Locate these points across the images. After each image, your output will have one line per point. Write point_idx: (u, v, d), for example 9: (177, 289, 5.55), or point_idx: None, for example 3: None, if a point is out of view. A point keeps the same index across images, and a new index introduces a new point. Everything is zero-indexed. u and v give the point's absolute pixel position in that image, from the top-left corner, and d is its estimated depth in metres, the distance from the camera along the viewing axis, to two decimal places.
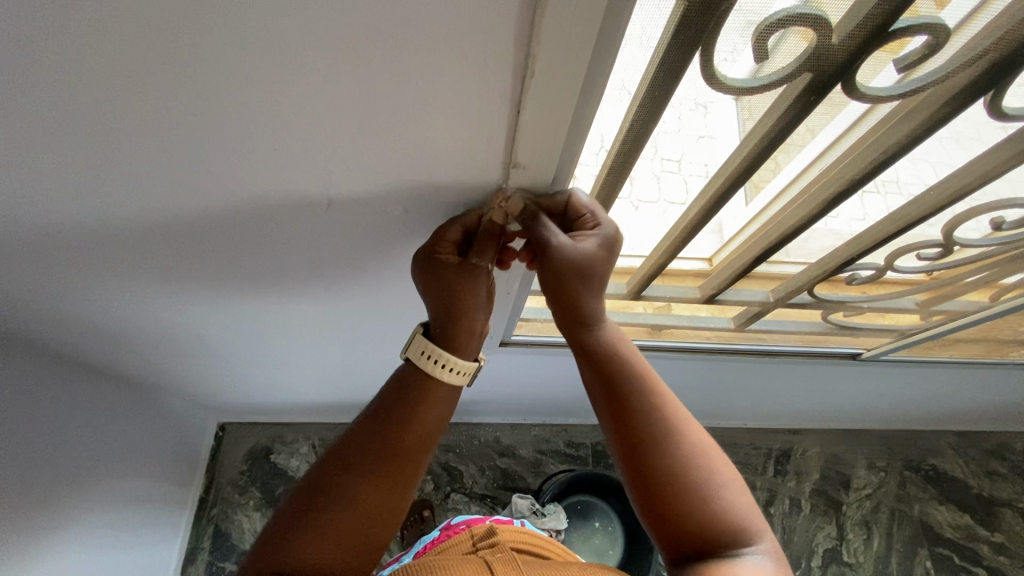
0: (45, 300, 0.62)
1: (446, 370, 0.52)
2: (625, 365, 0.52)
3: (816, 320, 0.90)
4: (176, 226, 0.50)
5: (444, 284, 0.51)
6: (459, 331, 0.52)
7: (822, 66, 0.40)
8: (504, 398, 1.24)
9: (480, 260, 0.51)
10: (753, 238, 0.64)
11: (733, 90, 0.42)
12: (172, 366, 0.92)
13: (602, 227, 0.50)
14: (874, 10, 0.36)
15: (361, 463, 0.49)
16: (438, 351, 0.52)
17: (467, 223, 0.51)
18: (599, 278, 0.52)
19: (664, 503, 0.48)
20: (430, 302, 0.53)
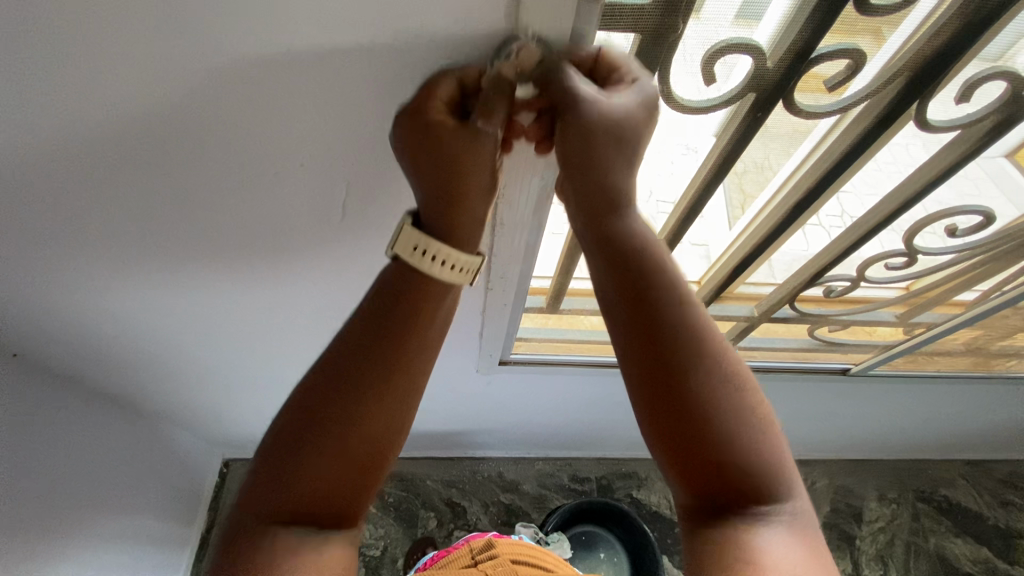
0: (67, 299, 0.67)
1: (443, 266, 0.51)
2: (654, 282, 0.50)
3: (804, 337, 0.94)
4: (197, 215, 0.56)
5: (440, 152, 0.46)
6: (461, 220, 0.50)
7: (762, 85, 0.46)
8: (507, 426, 1.25)
9: (488, 123, 0.45)
10: (734, 254, 0.70)
11: (690, 109, 0.48)
12: (181, 388, 0.96)
13: (639, 81, 0.44)
14: (796, 37, 0.43)
15: (360, 381, 0.49)
16: (433, 245, 0.50)
17: (466, 77, 0.44)
18: (633, 148, 0.47)
19: (691, 440, 0.47)
20: (423, 183, 0.49)
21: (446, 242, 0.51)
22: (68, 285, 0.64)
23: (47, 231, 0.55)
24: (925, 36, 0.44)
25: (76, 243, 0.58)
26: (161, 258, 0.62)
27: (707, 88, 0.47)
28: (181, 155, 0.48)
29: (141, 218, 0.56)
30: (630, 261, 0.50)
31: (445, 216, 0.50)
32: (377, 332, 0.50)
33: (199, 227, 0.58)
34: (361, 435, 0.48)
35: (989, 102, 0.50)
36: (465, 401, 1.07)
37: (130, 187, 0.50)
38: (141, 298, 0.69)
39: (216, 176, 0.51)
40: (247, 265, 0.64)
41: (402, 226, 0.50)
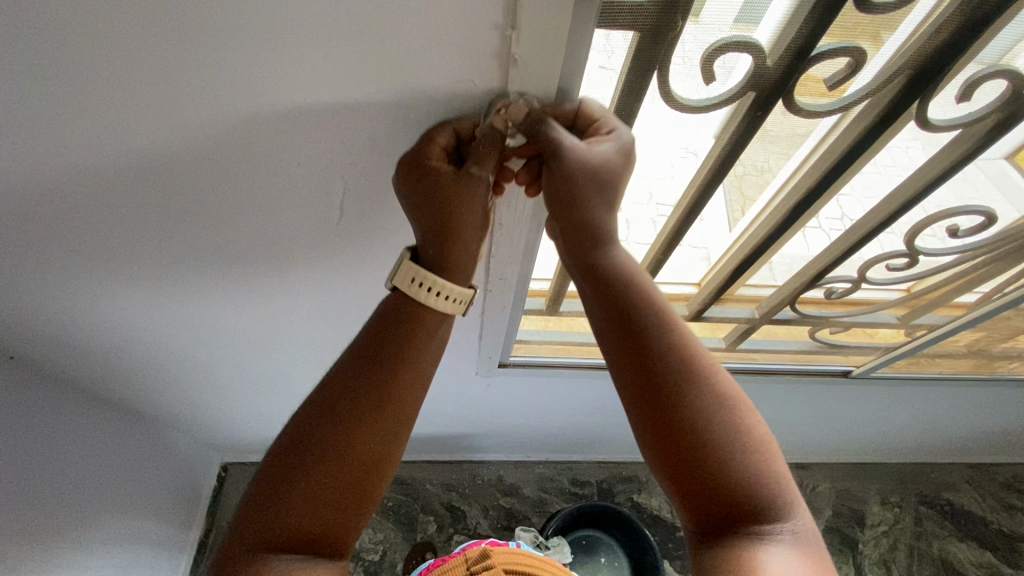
0: (61, 305, 0.66)
1: (438, 297, 0.52)
2: (644, 312, 0.51)
3: (805, 339, 0.94)
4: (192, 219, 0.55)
5: (433, 196, 0.49)
6: (454, 255, 0.52)
7: (761, 83, 0.46)
8: (507, 429, 1.25)
9: (481, 169, 0.48)
10: (735, 255, 0.70)
11: (689, 108, 0.48)
12: (179, 391, 0.95)
13: (617, 132, 0.47)
14: (796, 35, 0.43)
15: (351, 407, 0.48)
16: (427, 276, 0.51)
17: (461, 128, 0.46)
18: (614, 188, 0.49)
19: (690, 465, 0.47)
20: (421, 222, 0.50)
21: (439, 273, 0.52)
22: (61, 290, 0.63)
23: (37, 237, 0.54)
24: (927, 32, 0.43)
25: (72, 242, 0.57)
26: (155, 264, 0.61)
27: (706, 86, 0.46)
28: (170, 161, 0.47)
29: (133, 224, 0.54)
30: (619, 291, 0.51)
31: (439, 250, 0.52)
32: (372, 361, 0.50)
33: (192, 232, 0.57)
34: (352, 468, 0.47)
35: (990, 101, 0.50)
36: (465, 403, 1.06)
37: (126, 188, 0.49)
38: (138, 299, 0.68)
39: (211, 183, 0.50)
40: (244, 268, 0.63)
41: (401, 261, 0.51)
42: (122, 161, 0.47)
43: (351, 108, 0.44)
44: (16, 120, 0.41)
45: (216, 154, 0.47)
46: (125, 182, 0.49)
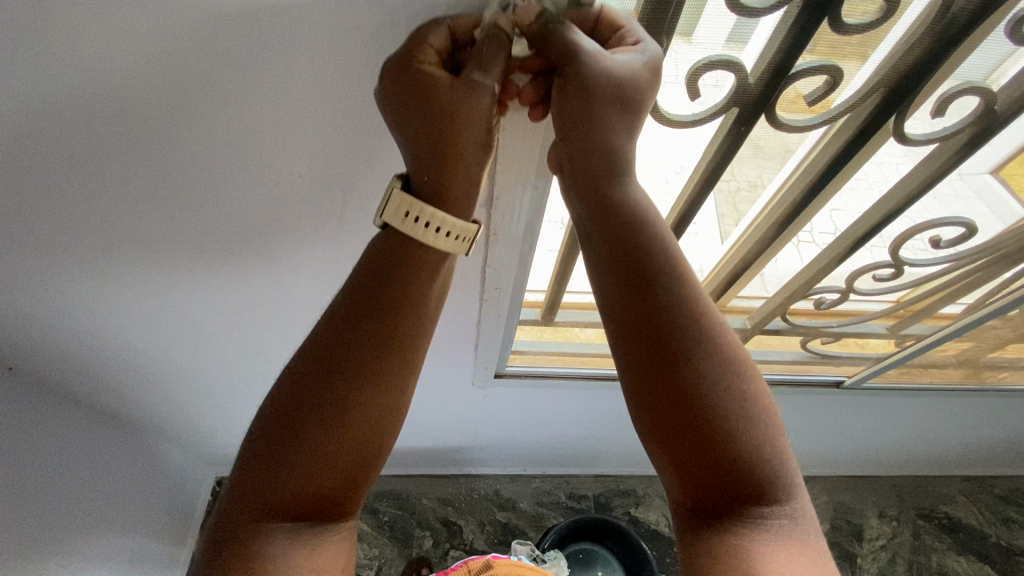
0: (62, 308, 0.67)
1: (437, 234, 0.49)
2: (655, 261, 0.49)
3: (797, 349, 0.95)
4: (195, 222, 0.56)
5: (431, 109, 0.45)
6: (453, 179, 0.48)
7: (744, 99, 0.48)
8: (503, 442, 1.25)
9: (484, 75, 0.45)
10: (725, 267, 0.72)
11: (675, 122, 0.50)
12: (175, 401, 0.95)
13: (642, 44, 0.44)
14: (775, 54, 0.45)
15: (345, 363, 0.48)
16: (425, 210, 0.48)
17: (457, 28, 0.42)
18: (637, 107, 0.46)
19: (694, 421, 0.46)
20: (413, 141, 0.46)
21: (438, 206, 0.49)
22: (63, 292, 0.64)
23: (43, 234, 0.55)
24: (899, 52, 0.46)
25: (74, 250, 0.58)
26: (157, 266, 0.62)
27: (691, 103, 0.48)
28: (177, 159, 0.49)
29: (137, 223, 0.56)
30: (630, 231, 0.49)
31: (434, 178, 0.48)
32: (365, 314, 0.48)
33: (195, 234, 0.58)
34: (347, 428, 0.47)
35: (964, 117, 0.52)
36: (461, 415, 1.07)
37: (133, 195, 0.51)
38: (136, 307, 0.69)
39: (216, 183, 0.52)
40: (245, 273, 0.64)
41: (394, 186, 0.48)
42: (130, 158, 0.48)
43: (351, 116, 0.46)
44: (28, 115, 0.43)
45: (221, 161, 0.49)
46: (131, 180, 0.50)
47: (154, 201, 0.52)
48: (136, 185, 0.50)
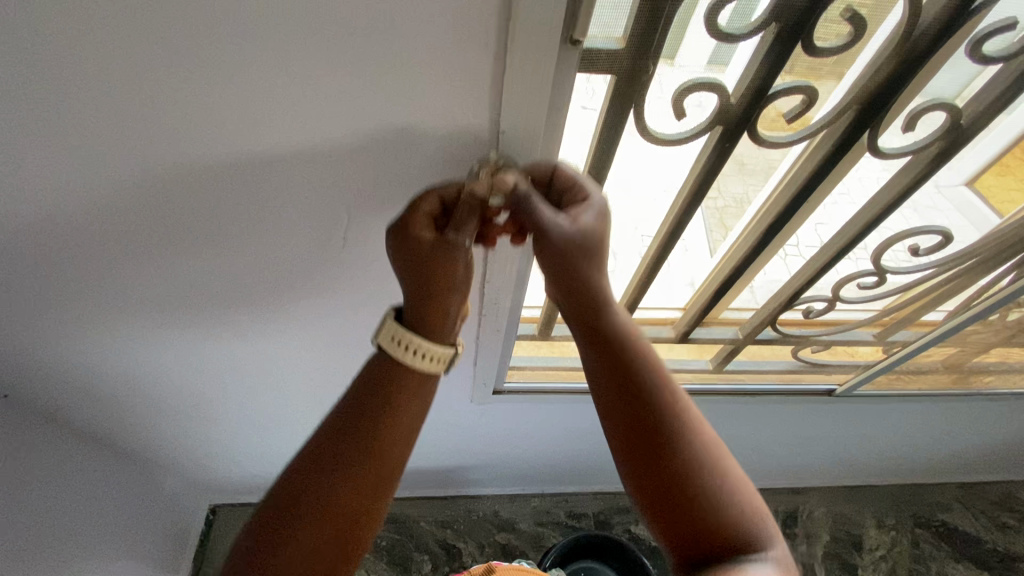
0: (53, 339, 0.66)
1: (413, 355, 0.53)
2: (634, 368, 0.53)
3: (789, 359, 0.97)
4: (193, 251, 0.57)
5: (419, 263, 0.51)
6: (438, 315, 0.53)
7: (727, 118, 0.51)
8: (500, 461, 1.24)
9: (459, 233, 0.50)
10: (714, 279, 0.74)
11: (662, 141, 0.52)
12: (170, 429, 0.94)
13: (592, 197, 0.50)
14: (755, 76, 0.47)
15: (356, 440, 0.51)
16: (408, 337, 0.52)
17: (444, 193, 0.51)
18: (598, 254, 0.51)
19: (678, 502, 0.49)
20: (407, 282, 0.53)
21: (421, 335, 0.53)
22: (60, 321, 0.64)
23: (37, 265, 0.55)
24: (869, 72, 0.49)
25: (72, 279, 0.58)
26: (155, 292, 0.62)
27: (677, 122, 0.50)
28: (179, 187, 0.49)
29: (132, 252, 0.55)
30: (609, 345, 0.53)
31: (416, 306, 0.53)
32: (374, 395, 0.52)
33: (193, 262, 0.58)
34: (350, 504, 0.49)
35: (933, 131, 0.55)
36: (460, 434, 1.07)
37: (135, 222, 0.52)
38: (133, 335, 0.69)
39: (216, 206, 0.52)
40: (243, 297, 0.65)
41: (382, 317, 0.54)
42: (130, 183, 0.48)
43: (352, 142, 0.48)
44: (32, 148, 0.44)
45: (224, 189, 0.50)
46: (129, 208, 0.50)
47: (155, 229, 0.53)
48: (138, 214, 0.51)
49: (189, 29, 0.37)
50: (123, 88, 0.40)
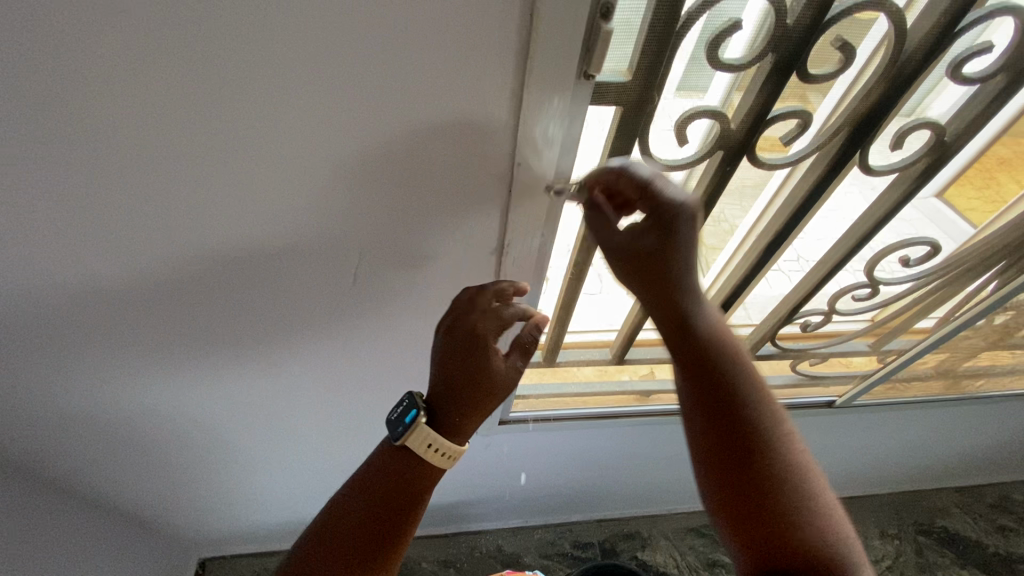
0: (48, 388, 0.63)
1: (433, 452, 0.58)
2: (734, 371, 0.58)
3: (788, 373, 0.98)
4: (199, 290, 0.55)
5: (462, 363, 0.57)
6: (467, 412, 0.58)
7: (727, 144, 0.52)
8: (504, 494, 1.21)
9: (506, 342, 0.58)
10: (711, 302, 0.77)
11: (666, 168, 0.53)
12: (159, 483, 0.89)
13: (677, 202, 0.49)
14: (753, 103, 0.49)
15: (365, 535, 0.57)
16: (436, 441, 0.58)
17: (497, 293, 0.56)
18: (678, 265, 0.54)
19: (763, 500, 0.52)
20: (442, 378, 0.57)
21: (443, 434, 0.58)
22: (48, 371, 0.61)
23: (37, 306, 0.53)
24: (858, 94, 0.51)
25: (65, 324, 0.56)
26: (155, 335, 0.60)
27: (680, 149, 0.52)
28: (186, 223, 0.48)
29: (136, 292, 0.54)
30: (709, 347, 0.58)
31: (445, 402, 0.58)
32: (381, 493, 0.58)
33: (198, 301, 0.56)
34: None
35: (918, 148, 0.58)
36: (463, 467, 1.04)
37: (136, 259, 0.50)
38: (126, 383, 0.66)
39: (218, 248, 0.51)
40: (244, 337, 0.63)
41: (416, 428, 0.57)
42: (132, 224, 0.47)
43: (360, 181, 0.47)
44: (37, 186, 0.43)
45: (230, 226, 0.49)
46: (136, 246, 0.49)
47: (157, 266, 0.52)
48: (140, 252, 0.50)
49: (209, 64, 0.37)
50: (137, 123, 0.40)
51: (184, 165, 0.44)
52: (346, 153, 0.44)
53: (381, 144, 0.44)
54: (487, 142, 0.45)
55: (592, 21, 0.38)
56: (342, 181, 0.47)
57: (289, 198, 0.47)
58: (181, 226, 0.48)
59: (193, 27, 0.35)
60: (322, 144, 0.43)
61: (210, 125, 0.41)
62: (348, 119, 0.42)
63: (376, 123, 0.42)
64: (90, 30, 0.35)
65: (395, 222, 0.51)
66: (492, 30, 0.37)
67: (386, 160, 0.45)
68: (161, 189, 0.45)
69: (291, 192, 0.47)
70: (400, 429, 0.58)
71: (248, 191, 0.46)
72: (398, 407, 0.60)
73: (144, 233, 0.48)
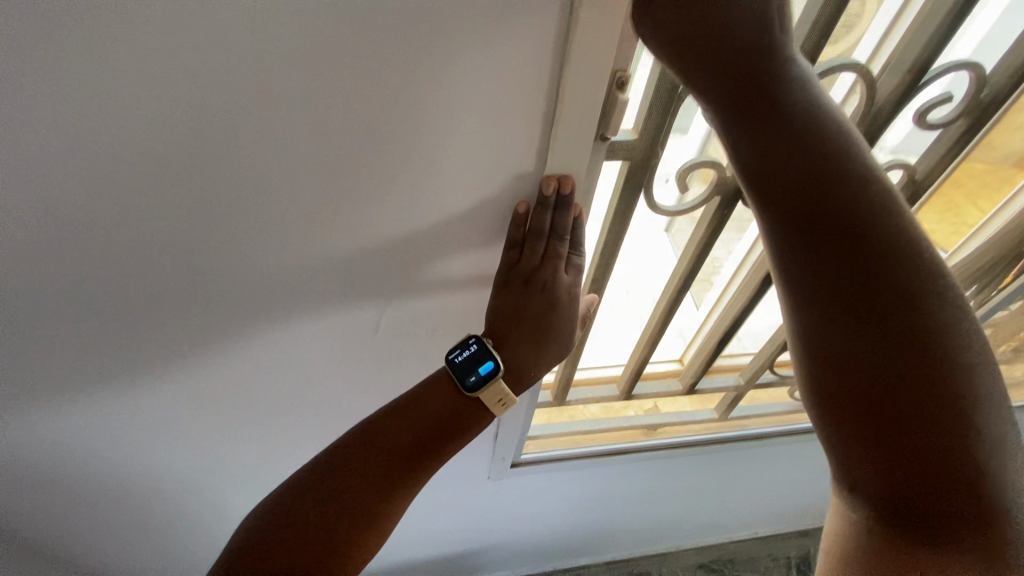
0: (60, 454, 0.62)
1: (495, 401, 0.54)
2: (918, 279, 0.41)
3: (785, 399, 1.03)
4: (222, 350, 0.55)
5: (522, 296, 0.51)
6: (525, 353, 0.53)
7: (724, 190, 0.57)
8: (512, 540, 1.19)
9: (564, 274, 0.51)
10: (710, 334, 0.82)
11: (668, 213, 0.57)
12: (154, 557, 0.84)
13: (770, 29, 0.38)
14: None
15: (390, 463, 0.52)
16: (506, 393, 0.53)
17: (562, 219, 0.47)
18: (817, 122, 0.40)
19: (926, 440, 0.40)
20: (504, 307, 0.52)
21: (506, 378, 0.54)
22: (58, 438, 0.60)
23: (59, 372, 0.53)
24: None
25: (82, 390, 0.55)
26: (171, 398, 0.59)
27: (680, 195, 0.57)
28: (214, 285, 0.49)
29: (161, 354, 0.54)
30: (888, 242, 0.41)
31: (510, 350, 0.53)
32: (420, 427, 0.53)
33: (222, 363, 0.57)
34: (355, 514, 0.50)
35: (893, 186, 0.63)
36: (473, 512, 1.03)
37: (162, 319, 0.51)
38: (136, 449, 0.64)
39: (241, 308, 0.52)
40: (260, 398, 0.62)
41: (494, 381, 0.52)
42: (162, 287, 0.48)
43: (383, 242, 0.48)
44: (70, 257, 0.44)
45: (254, 286, 0.50)
46: (165, 308, 0.50)
47: (182, 326, 0.52)
48: (167, 313, 0.51)
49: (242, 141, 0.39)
50: (174, 197, 0.41)
51: (215, 232, 0.45)
52: (370, 217, 0.45)
53: (403, 206, 0.45)
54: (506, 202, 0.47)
55: (608, 92, 0.39)
56: (363, 243, 0.47)
57: (313, 260, 0.48)
58: (209, 288, 0.49)
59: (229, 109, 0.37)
60: (346, 209, 0.44)
61: (241, 196, 0.42)
62: (373, 185, 0.43)
63: (400, 188, 0.43)
64: (129, 114, 0.36)
65: (416, 279, 0.52)
66: (513, 103, 0.39)
67: (407, 222, 0.46)
68: (193, 255, 0.46)
69: (314, 254, 0.48)
70: (472, 380, 0.52)
71: (274, 254, 0.47)
72: (463, 353, 0.53)
73: (174, 295, 0.49)
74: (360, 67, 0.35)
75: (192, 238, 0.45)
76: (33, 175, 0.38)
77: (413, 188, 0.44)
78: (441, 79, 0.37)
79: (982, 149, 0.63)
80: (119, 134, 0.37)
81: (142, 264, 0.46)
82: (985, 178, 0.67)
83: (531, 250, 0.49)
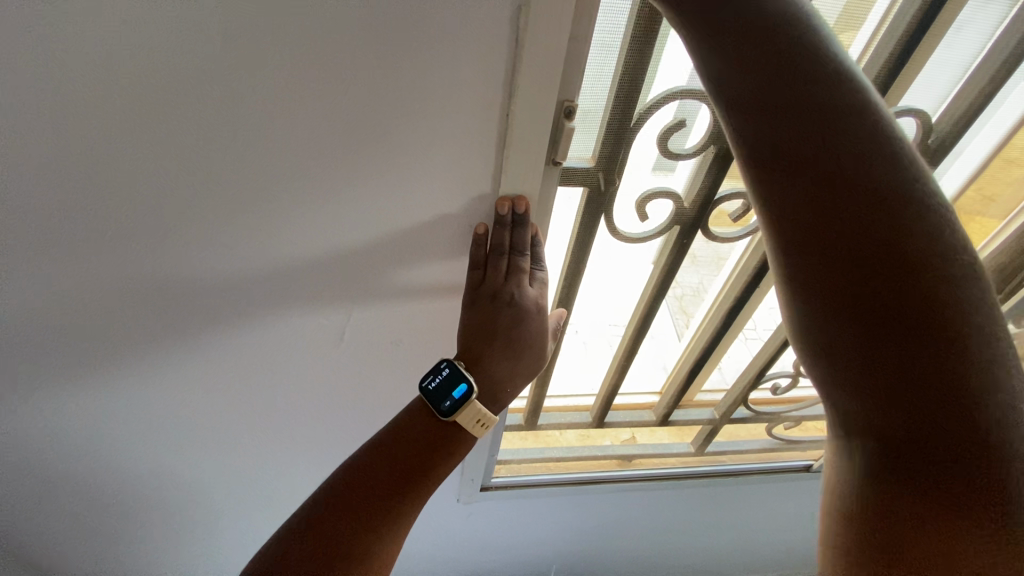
0: (31, 443, 0.63)
1: (475, 423, 0.53)
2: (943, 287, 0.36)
3: (764, 437, 1.02)
4: (193, 351, 0.57)
5: (491, 316, 0.52)
6: (500, 373, 0.54)
7: (683, 220, 0.59)
8: (487, 572, 1.16)
9: (528, 292, 0.52)
10: (684, 365, 0.82)
11: (631, 240, 0.60)
12: (117, 561, 0.84)
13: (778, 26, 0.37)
14: (703, 186, 0.56)
15: (382, 494, 0.51)
16: (486, 414, 0.53)
17: (522, 236, 0.49)
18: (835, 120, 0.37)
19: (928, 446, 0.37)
20: (472, 328, 0.53)
21: (481, 402, 0.54)
22: (29, 429, 0.61)
23: (35, 364, 0.55)
24: None
25: (52, 381, 0.57)
26: (140, 397, 0.60)
27: (642, 224, 0.59)
28: (186, 288, 0.51)
29: (133, 354, 0.56)
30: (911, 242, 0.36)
31: (483, 369, 0.53)
32: (407, 452, 0.53)
33: (193, 364, 0.58)
34: (352, 550, 0.48)
35: None
36: (445, 536, 1.01)
37: (134, 319, 0.53)
38: (106, 446, 0.65)
39: (211, 312, 0.53)
40: (231, 403, 0.64)
41: (469, 403, 0.52)
42: (134, 287, 0.50)
43: (349, 251, 0.50)
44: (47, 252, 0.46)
45: (224, 290, 0.52)
46: (137, 307, 0.52)
47: (154, 327, 0.54)
48: (140, 313, 0.52)
49: (215, 150, 0.42)
50: (148, 198, 0.44)
51: (188, 235, 0.47)
52: (337, 228, 0.48)
53: (368, 219, 0.47)
54: (466, 219, 0.49)
55: (557, 119, 0.43)
56: (332, 253, 0.50)
57: (282, 266, 0.50)
58: (180, 290, 0.51)
59: (203, 120, 0.40)
60: (313, 220, 0.47)
61: (213, 201, 0.45)
62: (337, 199, 0.46)
63: (364, 201, 0.46)
64: (113, 119, 0.39)
65: (382, 291, 0.54)
66: (466, 125, 0.42)
67: (372, 233, 0.49)
68: (165, 257, 0.48)
69: (283, 261, 0.50)
70: (448, 404, 0.52)
71: (243, 258, 0.49)
72: (435, 379, 0.53)
73: (145, 296, 0.51)
74: (323, 87, 0.39)
75: (164, 240, 0.47)
76: (23, 173, 0.41)
77: (378, 203, 0.46)
78: (397, 100, 0.40)
79: (979, 200, 0.66)
80: (101, 138, 0.40)
81: (116, 263, 0.48)
82: (975, 233, 0.69)
83: (494, 268, 0.51)
